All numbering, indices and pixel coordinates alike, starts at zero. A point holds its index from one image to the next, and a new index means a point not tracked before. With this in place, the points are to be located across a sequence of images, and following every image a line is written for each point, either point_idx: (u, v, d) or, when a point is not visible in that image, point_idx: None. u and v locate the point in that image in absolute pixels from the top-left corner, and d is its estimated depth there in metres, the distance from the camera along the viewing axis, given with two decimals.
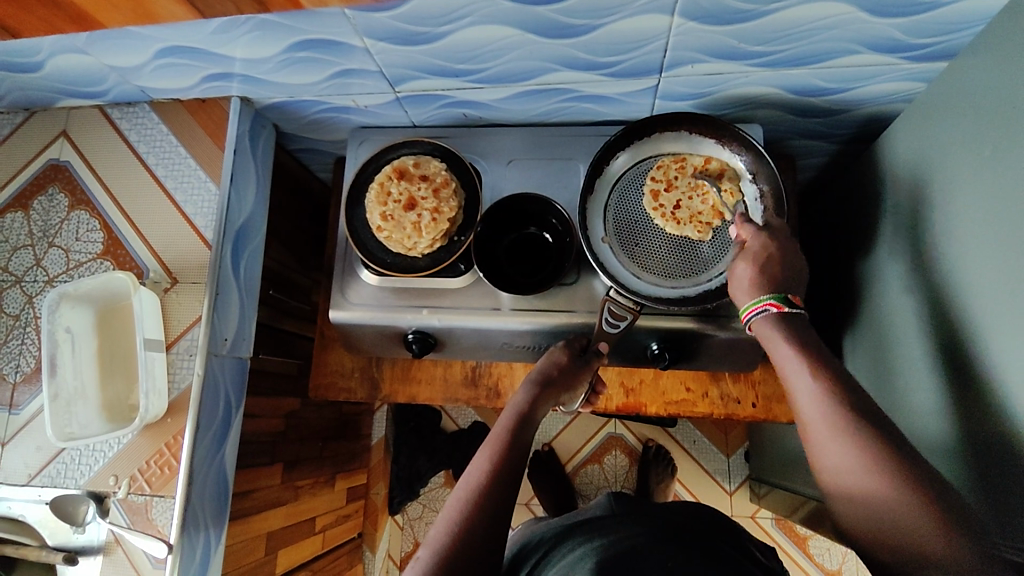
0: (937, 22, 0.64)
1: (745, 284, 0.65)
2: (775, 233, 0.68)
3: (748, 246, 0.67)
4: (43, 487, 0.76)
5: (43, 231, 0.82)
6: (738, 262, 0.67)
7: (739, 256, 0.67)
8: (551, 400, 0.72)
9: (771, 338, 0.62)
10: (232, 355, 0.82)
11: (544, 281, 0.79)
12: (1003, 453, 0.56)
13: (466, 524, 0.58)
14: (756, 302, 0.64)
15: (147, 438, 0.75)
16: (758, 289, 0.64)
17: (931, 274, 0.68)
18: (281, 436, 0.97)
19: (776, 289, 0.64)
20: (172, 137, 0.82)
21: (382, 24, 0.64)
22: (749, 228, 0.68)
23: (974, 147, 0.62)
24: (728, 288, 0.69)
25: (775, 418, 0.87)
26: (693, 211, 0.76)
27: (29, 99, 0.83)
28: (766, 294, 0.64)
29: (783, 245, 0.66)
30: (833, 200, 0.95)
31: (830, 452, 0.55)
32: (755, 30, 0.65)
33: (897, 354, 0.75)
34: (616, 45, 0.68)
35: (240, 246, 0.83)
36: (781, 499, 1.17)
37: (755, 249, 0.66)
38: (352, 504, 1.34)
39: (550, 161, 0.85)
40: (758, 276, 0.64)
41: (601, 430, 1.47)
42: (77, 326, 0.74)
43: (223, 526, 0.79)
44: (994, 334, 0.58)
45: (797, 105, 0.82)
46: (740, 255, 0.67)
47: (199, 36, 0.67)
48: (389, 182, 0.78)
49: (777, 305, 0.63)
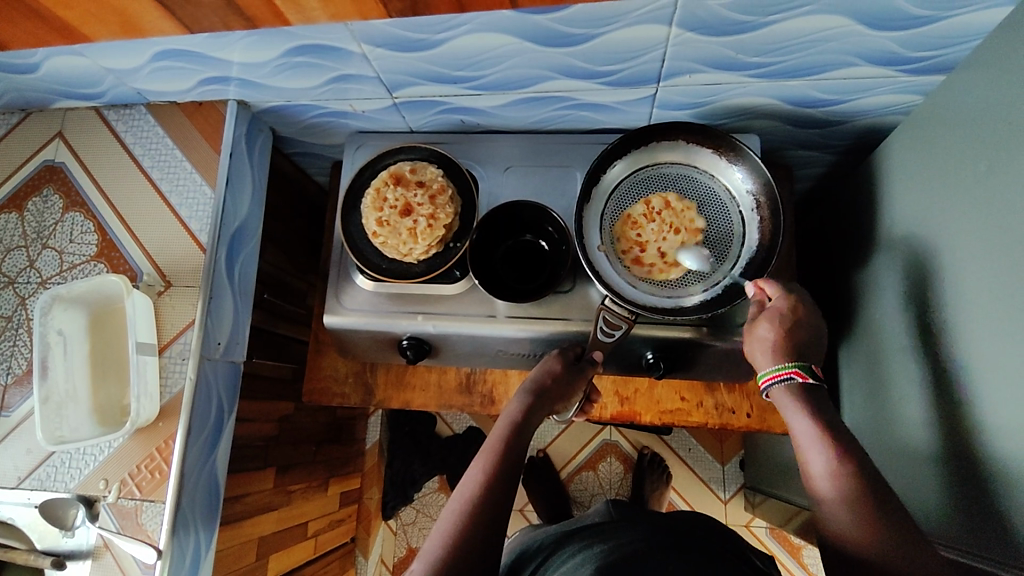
0: (934, 36, 0.64)
1: (767, 345, 0.66)
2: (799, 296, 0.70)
3: (772, 307, 0.69)
4: (32, 490, 0.75)
5: (37, 233, 0.82)
6: (760, 322, 0.68)
7: (762, 314, 0.69)
8: (546, 410, 0.72)
9: (787, 405, 0.63)
10: (225, 359, 0.81)
11: (540, 289, 0.78)
12: (995, 469, 0.56)
13: (460, 537, 0.57)
14: (779, 368, 0.64)
15: (138, 442, 0.75)
16: (780, 355, 0.65)
17: (926, 288, 0.68)
18: (274, 440, 0.97)
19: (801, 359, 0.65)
20: (168, 139, 0.82)
21: (380, 30, 0.64)
22: (774, 289, 0.70)
23: (970, 161, 0.62)
24: (745, 346, 0.69)
25: (769, 429, 0.87)
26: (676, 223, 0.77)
27: (25, 100, 0.83)
28: (788, 362, 0.64)
29: (809, 313, 0.68)
30: (830, 211, 0.95)
31: (828, 469, 0.57)
32: (752, 42, 0.66)
33: (891, 367, 0.75)
34: (613, 55, 0.68)
35: (235, 250, 0.83)
36: (775, 509, 1.17)
37: (781, 310, 0.68)
38: (345, 509, 1.33)
39: (547, 168, 0.85)
40: (780, 342, 0.66)
41: (596, 437, 1.47)
42: (70, 329, 0.74)
43: (213, 530, 0.78)
44: (988, 349, 0.57)
45: (794, 116, 0.82)
46: (763, 313, 0.69)
47: (196, 39, 0.67)
48: (386, 187, 0.78)
49: (802, 373, 0.64)
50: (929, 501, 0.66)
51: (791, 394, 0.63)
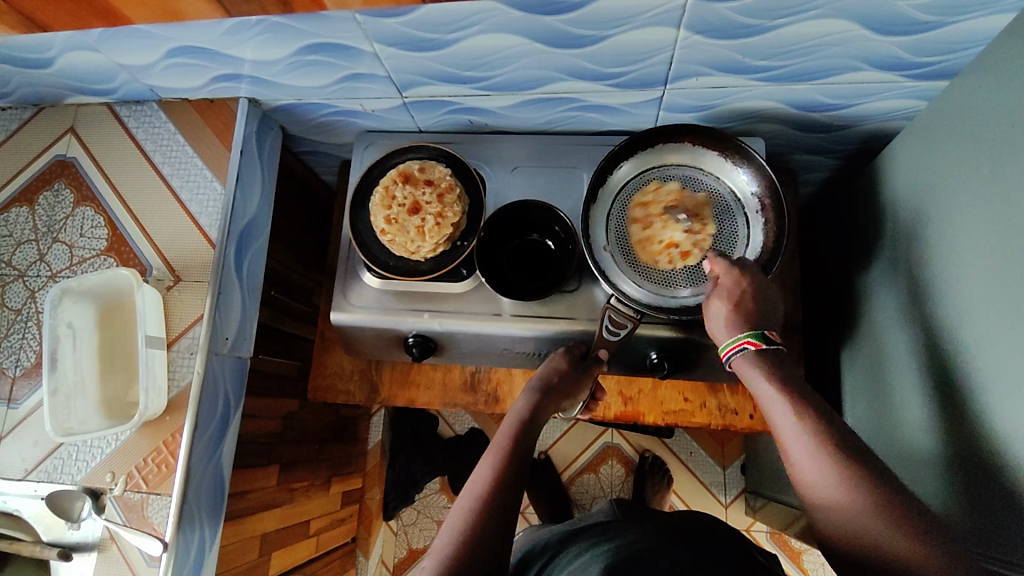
0: (939, 42, 0.65)
1: (721, 321, 0.67)
2: (747, 267, 0.69)
3: (721, 283, 0.68)
4: (39, 482, 0.76)
5: (48, 227, 0.82)
6: (713, 299, 0.68)
7: (713, 292, 0.69)
8: (553, 407, 0.72)
9: (751, 376, 0.63)
10: (232, 354, 0.82)
11: (546, 287, 0.79)
12: (997, 470, 0.56)
13: (471, 534, 0.58)
14: (732, 341, 0.65)
15: (146, 435, 0.75)
16: (733, 327, 0.66)
17: (929, 291, 0.69)
18: (278, 437, 0.97)
19: (751, 327, 0.66)
20: (179, 136, 0.83)
21: (393, 29, 0.65)
22: (723, 265, 0.69)
23: (974, 165, 0.63)
24: (704, 322, 0.70)
25: (772, 430, 0.87)
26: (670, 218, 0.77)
27: (38, 95, 0.83)
28: (742, 332, 0.65)
29: (758, 284, 0.68)
30: (833, 214, 0.96)
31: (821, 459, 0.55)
32: (759, 45, 0.66)
33: (894, 369, 0.76)
34: (622, 57, 0.69)
35: (244, 246, 0.84)
36: (777, 513, 1.17)
37: (729, 286, 0.68)
38: (347, 508, 1.33)
39: (554, 169, 0.86)
40: (733, 313, 0.66)
41: (597, 440, 1.47)
42: (79, 322, 0.74)
43: (218, 525, 0.79)
44: (991, 351, 0.58)
45: (799, 120, 0.83)
46: (714, 291, 0.69)
47: (210, 36, 0.67)
48: (394, 186, 0.79)
49: (754, 342, 0.64)
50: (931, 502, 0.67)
51: (751, 364, 0.64)
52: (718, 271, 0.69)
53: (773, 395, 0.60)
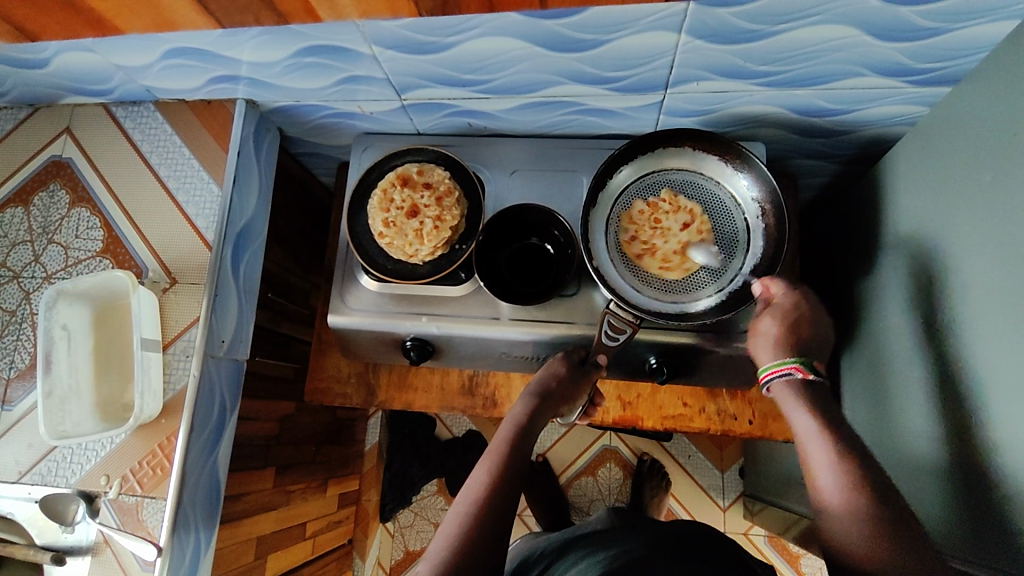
0: (941, 48, 0.65)
1: (769, 341, 0.68)
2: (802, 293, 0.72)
3: (776, 304, 0.70)
4: (32, 485, 0.75)
5: (44, 227, 0.82)
6: (764, 316, 0.70)
7: (766, 311, 0.71)
8: (551, 412, 0.72)
9: (789, 401, 0.65)
10: (229, 356, 0.81)
11: (545, 292, 0.79)
12: (999, 479, 0.56)
13: (466, 540, 0.57)
14: (780, 364, 0.67)
15: (141, 438, 0.74)
16: (780, 351, 0.67)
17: (931, 298, 0.68)
18: (275, 439, 0.97)
19: (800, 354, 0.67)
20: (176, 137, 0.82)
21: (391, 32, 0.65)
22: (778, 286, 0.71)
23: (976, 173, 0.62)
24: (750, 343, 0.72)
25: (771, 435, 0.87)
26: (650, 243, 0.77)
27: (34, 95, 0.83)
28: (790, 357, 0.67)
29: (812, 308, 0.70)
30: (833, 219, 0.95)
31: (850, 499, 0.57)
32: (761, 50, 0.66)
33: (895, 376, 0.75)
34: (622, 61, 0.69)
35: (241, 248, 0.83)
36: (775, 517, 1.16)
37: (785, 307, 0.70)
38: (344, 510, 1.33)
39: (553, 172, 0.85)
40: (784, 335, 0.68)
41: (596, 443, 1.46)
42: (74, 324, 0.74)
43: (213, 529, 0.78)
44: (994, 360, 0.58)
45: (800, 125, 0.82)
46: (767, 310, 0.71)
47: (208, 38, 0.67)
48: (392, 188, 0.78)
49: (801, 369, 0.66)
50: (930, 510, 0.67)
51: (790, 389, 0.66)
52: (772, 292, 0.72)
53: (809, 429, 0.62)
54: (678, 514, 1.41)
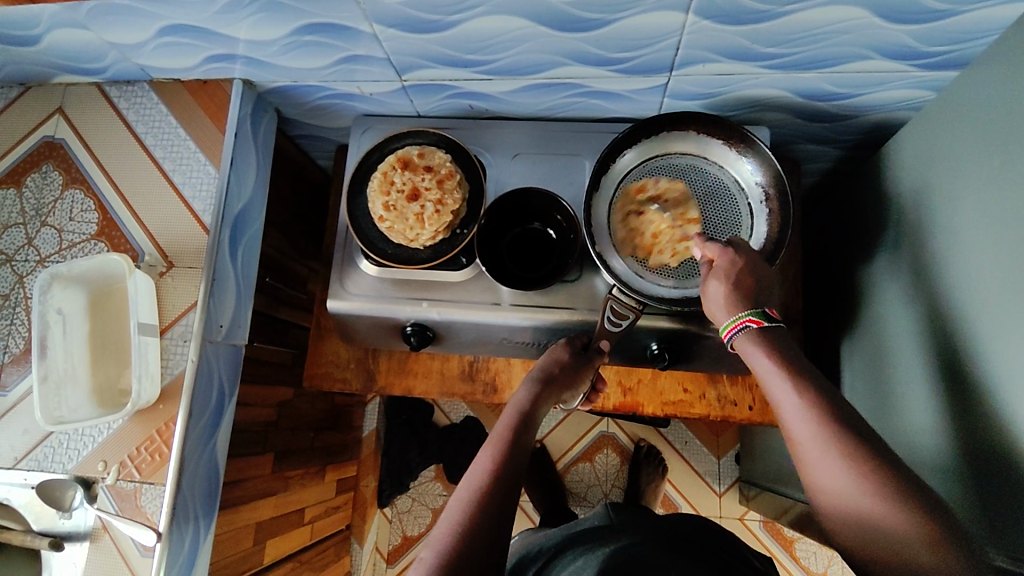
0: (949, 31, 0.64)
1: (720, 301, 0.65)
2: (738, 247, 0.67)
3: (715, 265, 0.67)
4: (29, 471, 0.74)
5: (36, 210, 0.80)
6: (709, 280, 0.67)
7: (708, 274, 0.67)
8: (553, 399, 0.71)
9: (752, 354, 0.62)
10: (227, 342, 0.80)
11: (546, 277, 0.78)
12: (1010, 467, 0.55)
13: (469, 526, 0.57)
14: (734, 319, 0.64)
15: (138, 424, 0.74)
16: (734, 305, 0.64)
17: (937, 285, 0.68)
18: (272, 425, 0.96)
19: (753, 306, 0.64)
20: (172, 118, 0.81)
21: (393, 10, 0.63)
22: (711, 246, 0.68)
23: (984, 157, 0.62)
24: (704, 308, 0.68)
25: (771, 422, 0.87)
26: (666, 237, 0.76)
27: (24, 73, 0.81)
28: (743, 311, 0.64)
29: (751, 261, 0.66)
30: (835, 205, 0.95)
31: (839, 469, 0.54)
32: (767, 32, 0.65)
33: (897, 362, 0.75)
34: (627, 41, 0.67)
35: (238, 232, 0.82)
36: (770, 503, 1.17)
37: (723, 266, 0.66)
38: (341, 496, 1.33)
39: (555, 156, 0.84)
40: (731, 294, 0.65)
41: (593, 429, 1.47)
42: (69, 308, 0.73)
43: (213, 516, 0.78)
44: (1002, 345, 0.57)
45: (804, 109, 0.81)
46: (709, 272, 0.67)
47: (203, 14, 0.65)
48: (393, 171, 0.77)
49: (756, 320, 0.63)
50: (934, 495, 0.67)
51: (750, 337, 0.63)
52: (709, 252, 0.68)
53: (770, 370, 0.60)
54: (674, 499, 1.42)
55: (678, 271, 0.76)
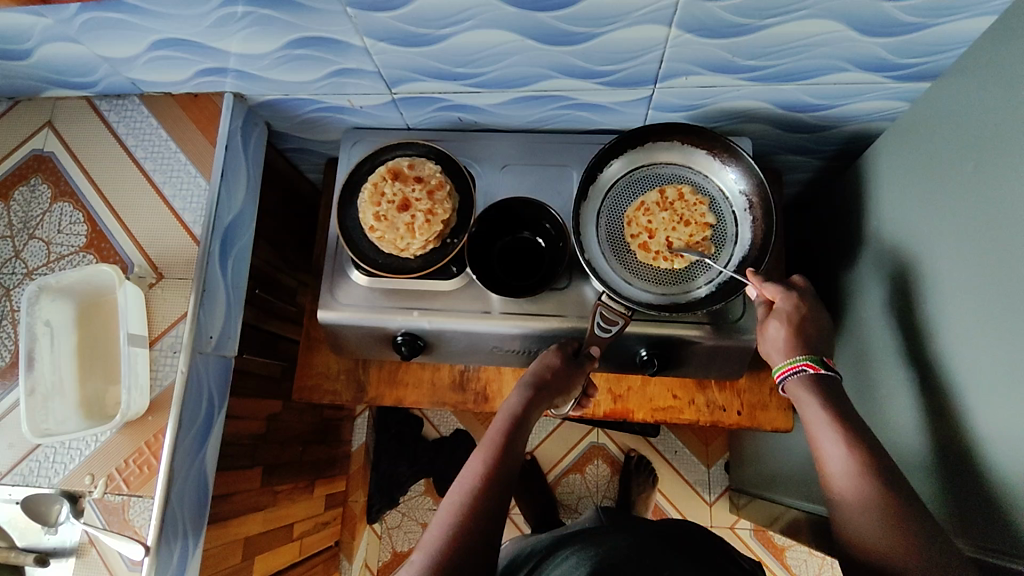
0: (921, 44, 0.67)
1: (780, 344, 0.68)
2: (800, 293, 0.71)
3: (779, 307, 0.70)
4: (13, 486, 0.73)
5: (24, 223, 0.80)
6: (769, 322, 0.70)
7: (769, 316, 0.71)
8: (545, 404, 0.72)
9: (805, 399, 0.64)
10: (216, 353, 0.80)
11: (536, 285, 0.79)
12: (983, 460, 0.57)
13: (461, 530, 0.57)
14: (790, 362, 0.67)
15: (127, 436, 0.73)
16: (793, 348, 0.67)
17: (912, 287, 0.70)
18: (261, 439, 0.95)
19: (810, 351, 0.67)
20: (162, 131, 0.81)
21: (384, 24, 0.65)
22: (773, 289, 0.71)
23: (955, 162, 0.64)
24: (761, 347, 0.72)
25: (759, 426, 0.87)
26: (673, 238, 0.77)
27: (14, 87, 0.81)
28: (800, 354, 0.66)
29: (813, 308, 0.70)
30: (817, 214, 0.97)
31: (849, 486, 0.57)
32: (747, 45, 0.68)
33: (880, 365, 0.77)
34: (612, 55, 0.70)
35: (228, 244, 0.82)
36: (760, 510, 1.18)
37: (786, 310, 0.70)
38: (331, 511, 1.31)
39: (542, 167, 0.86)
40: (791, 337, 0.68)
41: (584, 440, 1.47)
42: (57, 320, 0.72)
43: (201, 531, 0.77)
44: (971, 346, 0.59)
45: (784, 120, 0.84)
46: (771, 314, 0.71)
47: (197, 28, 0.66)
48: (383, 182, 0.78)
49: (812, 365, 0.65)
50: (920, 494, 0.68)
51: (806, 387, 0.65)
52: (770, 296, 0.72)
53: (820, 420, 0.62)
54: (666, 510, 1.42)
55: (665, 277, 0.77)
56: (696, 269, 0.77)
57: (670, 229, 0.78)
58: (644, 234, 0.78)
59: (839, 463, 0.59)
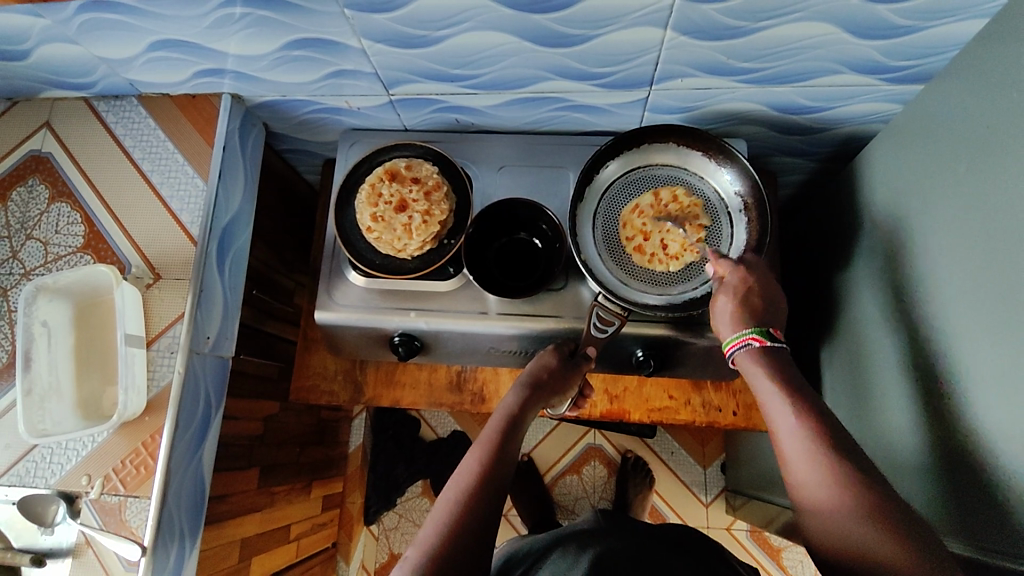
0: (913, 47, 0.67)
1: (726, 318, 0.67)
2: (751, 266, 0.70)
3: (727, 281, 0.69)
4: (10, 486, 0.73)
5: (21, 223, 0.80)
6: (718, 295, 0.69)
7: (719, 290, 0.70)
8: (541, 403, 0.72)
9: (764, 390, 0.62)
10: (214, 353, 0.80)
11: (533, 285, 0.79)
12: (984, 460, 0.57)
13: (456, 527, 0.57)
14: (738, 336, 0.65)
15: (123, 437, 0.73)
16: (741, 322, 0.66)
17: (908, 288, 0.71)
18: (258, 439, 0.95)
19: (757, 324, 0.66)
20: (160, 132, 0.81)
21: (381, 25, 0.65)
22: (726, 262, 0.70)
23: (948, 164, 0.65)
24: (711, 323, 0.70)
25: (755, 426, 0.88)
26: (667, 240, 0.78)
27: (12, 88, 0.81)
28: (747, 328, 0.65)
29: (761, 279, 0.69)
30: (812, 215, 0.98)
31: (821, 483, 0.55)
32: (742, 47, 0.68)
33: (875, 365, 0.77)
34: (609, 57, 0.70)
35: (226, 244, 0.82)
36: (756, 511, 1.19)
37: (734, 283, 0.68)
38: (327, 513, 1.31)
39: (539, 168, 0.86)
40: (738, 310, 0.66)
41: (580, 441, 1.47)
42: (54, 320, 0.72)
43: (197, 532, 0.77)
44: (969, 345, 0.60)
45: (779, 122, 0.85)
46: (720, 289, 0.70)
47: (195, 29, 0.67)
48: (381, 183, 0.78)
49: (759, 339, 0.65)
50: (915, 494, 0.68)
51: (754, 360, 0.64)
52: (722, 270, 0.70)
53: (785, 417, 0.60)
54: (663, 512, 1.42)
55: (661, 278, 0.77)
56: (692, 270, 0.77)
57: (665, 232, 0.78)
58: (639, 237, 0.78)
59: (790, 436, 0.59)
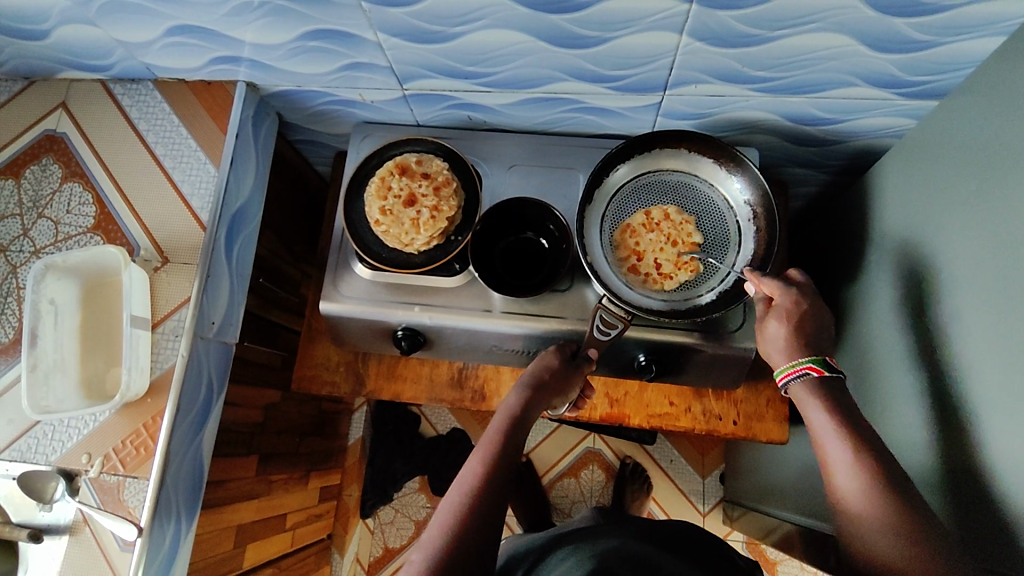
0: (930, 62, 0.67)
1: (780, 344, 0.68)
2: (800, 288, 0.70)
3: (777, 303, 0.69)
4: (11, 461, 0.73)
5: (34, 201, 0.80)
6: (769, 321, 0.69)
7: (769, 314, 0.70)
8: (544, 404, 0.72)
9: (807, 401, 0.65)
10: (218, 339, 0.80)
11: (538, 285, 0.79)
12: (991, 481, 0.57)
13: (460, 530, 0.58)
14: (794, 365, 0.66)
15: (125, 417, 0.73)
16: (795, 351, 0.67)
17: (916, 305, 0.70)
18: (258, 427, 0.96)
19: (813, 352, 0.66)
20: (174, 117, 0.82)
21: (398, 20, 0.66)
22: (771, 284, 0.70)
23: (961, 181, 0.65)
24: (761, 346, 0.71)
25: (755, 437, 0.87)
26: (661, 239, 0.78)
27: (29, 67, 0.82)
28: (804, 357, 0.66)
29: (813, 301, 0.69)
30: (822, 228, 0.97)
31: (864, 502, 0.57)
32: (758, 55, 0.68)
33: (880, 380, 0.77)
34: (624, 60, 0.70)
35: (235, 231, 0.82)
36: (754, 523, 1.18)
37: (786, 306, 0.68)
38: (324, 504, 1.31)
39: (549, 169, 0.86)
40: (792, 338, 0.67)
41: (579, 445, 1.47)
42: (62, 299, 0.73)
43: (194, 514, 0.77)
44: (976, 363, 0.59)
45: (792, 133, 0.84)
46: (770, 312, 0.70)
47: (213, 17, 0.67)
48: (391, 176, 0.79)
49: (817, 368, 0.65)
50: None
51: (809, 390, 0.65)
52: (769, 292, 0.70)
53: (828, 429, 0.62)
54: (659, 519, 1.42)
55: (665, 283, 0.77)
56: (697, 277, 0.77)
57: (659, 234, 0.78)
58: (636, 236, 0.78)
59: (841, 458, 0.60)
